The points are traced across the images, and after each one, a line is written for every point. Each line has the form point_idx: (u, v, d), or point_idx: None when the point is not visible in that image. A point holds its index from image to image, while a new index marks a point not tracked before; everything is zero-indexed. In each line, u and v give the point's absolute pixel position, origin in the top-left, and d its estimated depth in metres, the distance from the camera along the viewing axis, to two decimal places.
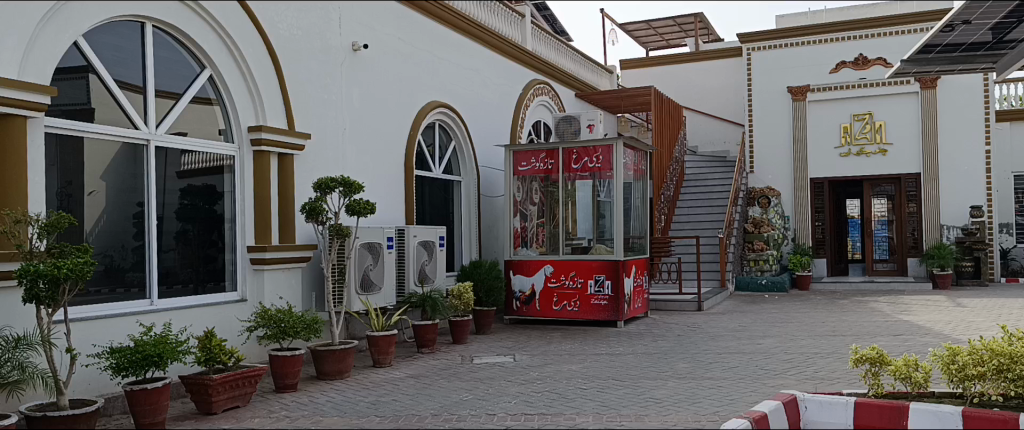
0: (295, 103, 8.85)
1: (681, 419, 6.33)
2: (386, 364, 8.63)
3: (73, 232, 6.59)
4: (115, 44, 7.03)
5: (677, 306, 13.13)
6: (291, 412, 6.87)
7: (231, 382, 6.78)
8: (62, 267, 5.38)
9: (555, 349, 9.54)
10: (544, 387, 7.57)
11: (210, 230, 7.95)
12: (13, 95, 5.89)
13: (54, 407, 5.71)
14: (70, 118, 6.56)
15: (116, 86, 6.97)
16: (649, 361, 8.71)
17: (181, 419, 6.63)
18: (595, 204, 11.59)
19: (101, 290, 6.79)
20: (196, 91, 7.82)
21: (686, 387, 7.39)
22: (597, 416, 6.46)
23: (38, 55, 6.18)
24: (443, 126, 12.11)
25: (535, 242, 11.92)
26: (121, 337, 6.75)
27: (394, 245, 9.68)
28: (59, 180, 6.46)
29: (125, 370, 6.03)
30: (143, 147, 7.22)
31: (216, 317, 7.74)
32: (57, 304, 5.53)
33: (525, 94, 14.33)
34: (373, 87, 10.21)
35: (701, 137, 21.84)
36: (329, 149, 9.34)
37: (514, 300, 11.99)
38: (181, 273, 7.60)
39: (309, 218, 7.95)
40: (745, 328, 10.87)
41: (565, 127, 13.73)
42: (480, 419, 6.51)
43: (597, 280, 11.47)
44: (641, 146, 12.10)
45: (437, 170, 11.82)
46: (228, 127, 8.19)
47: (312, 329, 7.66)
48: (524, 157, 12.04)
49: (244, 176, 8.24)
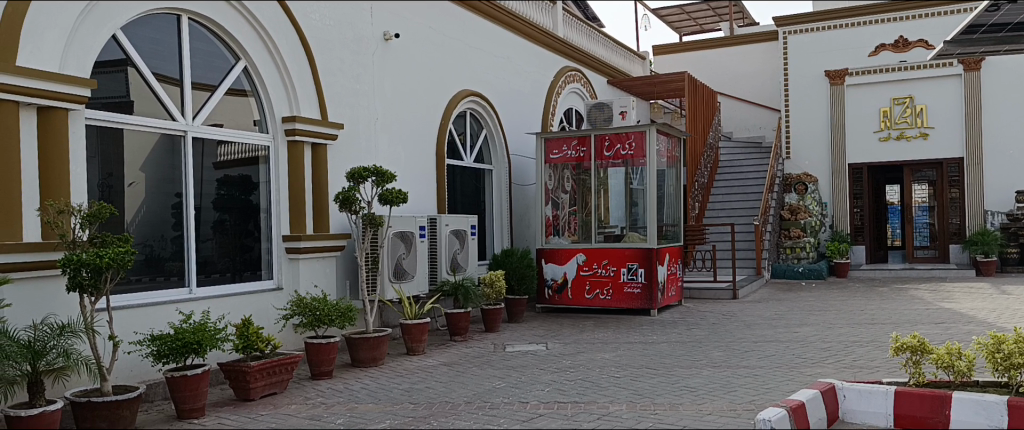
0: (328, 93, 8.91)
1: (716, 407, 6.28)
2: (419, 352, 8.68)
3: (114, 222, 6.73)
4: (153, 37, 7.15)
5: (711, 295, 13.01)
6: (327, 398, 6.96)
7: (268, 369, 6.89)
8: (103, 257, 5.48)
9: (588, 338, 9.51)
10: (577, 375, 7.56)
11: (246, 220, 8.06)
12: (78, 92, 6.18)
13: (97, 393, 5.85)
14: (109, 110, 6.67)
15: (154, 79, 7.09)
16: (683, 349, 8.64)
17: (220, 406, 6.75)
18: (628, 192, 11.50)
19: (142, 278, 6.93)
20: (231, 83, 7.92)
21: (721, 376, 7.32)
22: (631, 405, 6.45)
23: (78, 48, 6.30)
24: (475, 114, 12.10)
25: (568, 230, 11.89)
26: (161, 325, 6.89)
27: (426, 234, 9.72)
28: (100, 172, 6.59)
29: (166, 357, 6.17)
30: (180, 138, 7.34)
31: (253, 305, 7.87)
32: (100, 292, 5.65)
33: (556, 81, 14.26)
34: (404, 77, 10.22)
35: (736, 123, 21.55)
36: (362, 139, 9.41)
37: (546, 289, 11.95)
38: (219, 262, 7.73)
39: (343, 208, 8.00)
40: (781, 317, 10.72)
41: (597, 114, 13.63)
42: (513, 407, 6.53)
43: (630, 268, 11.39)
44: (674, 132, 11.98)
45: (468, 158, 11.83)
46: (263, 118, 8.29)
47: (347, 318, 7.74)
48: (556, 145, 11.98)
49: (279, 165, 8.33)
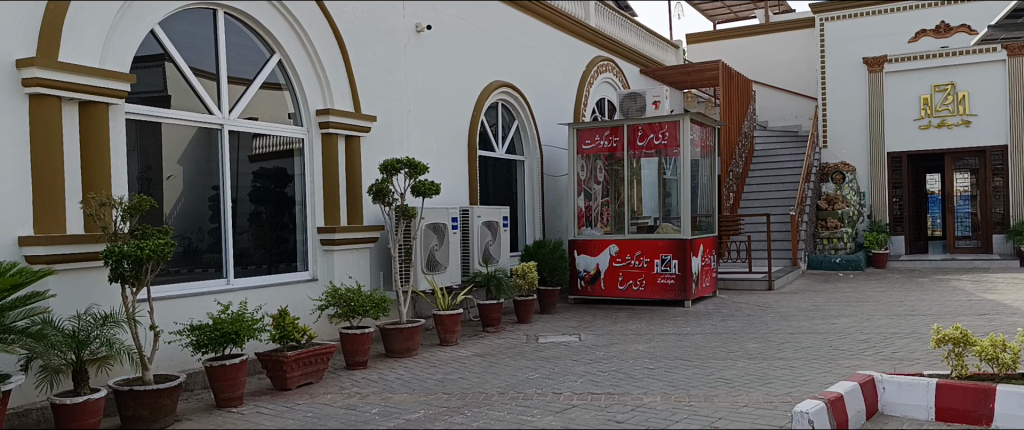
0: (362, 86, 8.98)
1: (752, 399, 6.23)
2: (452, 342, 8.73)
3: (153, 214, 6.84)
4: (190, 32, 7.26)
5: (746, 285, 12.88)
6: (362, 388, 7.04)
7: (304, 359, 6.98)
8: (144, 248, 5.59)
9: (621, 329, 9.47)
10: (610, 366, 7.54)
11: (282, 212, 8.16)
12: (118, 87, 6.30)
13: (139, 382, 5.98)
14: (147, 104, 6.78)
15: (190, 72, 7.19)
16: (718, 341, 8.56)
17: (258, 395, 6.86)
18: (661, 182, 11.43)
19: (181, 269, 7.05)
20: (266, 77, 8.01)
21: (757, 368, 7.24)
22: (665, 396, 6.42)
23: (118, 43, 6.42)
24: (507, 106, 12.08)
25: (600, 221, 11.85)
26: (200, 315, 7.01)
27: (458, 226, 9.75)
28: (139, 165, 6.71)
29: (205, 346, 6.28)
30: (217, 131, 7.45)
31: (289, 296, 7.98)
32: (141, 282, 5.76)
33: (589, 71, 14.19)
34: (436, 69, 10.25)
35: (772, 112, 21.26)
36: (395, 131, 9.46)
37: (579, 280, 11.92)
38: (256, 254, 7.84)
39: (376, 200, 8.06)
40: (818, 308, 10.57)
41: (630, 104, 13.56)
42: (546, 397, 6.54)
43: (663, 260, 11.32)
44: (709, 121, 11.85)
45: (501, 150, 11.83)
46: (297, 111, 8.38)
47: (381, 308, 7.81)
48: (588, 135, 11.92)
49: (313, 158, 8.42)
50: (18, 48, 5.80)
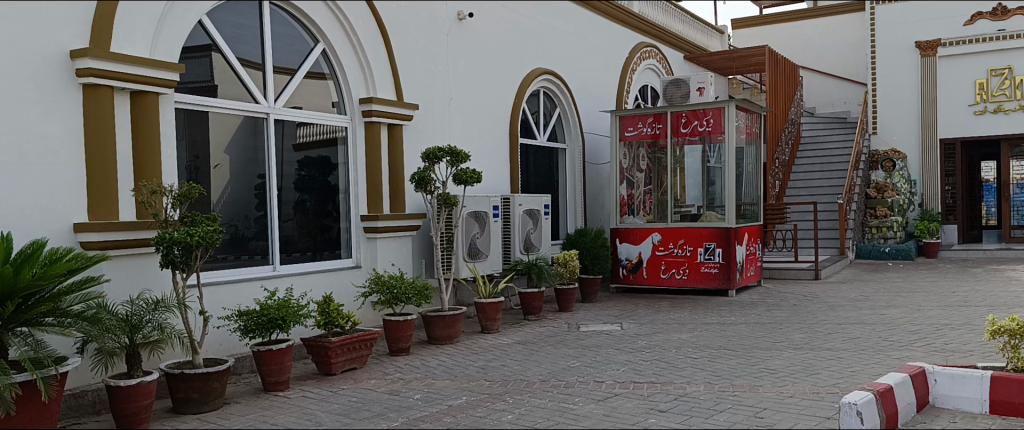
0: (404, 75, 9.03)
1: (798, 390, 6.14)
2: (494, 330, 8.76)
3: (202, 202, 6.98)
4: (236, 22, 7.37)
5: (792, 274, 12.70)
6: (405, 374, 7.11)
7: (348, 345, 7.09)
8: (194, 235, 5.70)
9: (664, 319, 9.40)
10: (653, 355, 7.49)
11: (326, 201, 8.26)
12: (166, 76, 6.42)
13: (190, 365, 6.12)
14: (195, 94, 6.91)
15: (238, 62, 7.31)
16: (763, 331, 8.44)
17: (303, 379, 6.98)
18: (705, 171, 11.29)
19: (228, 256, 7.19)
20: (311, 66, 8.09)
21: (803, 358, 7.13)
22: (709, 386, 6.35)
23: (167, 34, 6.55)
24: (549, 93, 12.03)
25: (642, 209, 11.78)
26: (247, 301, 7.15)
27: (499, 214, 9.76)
28: (187, 154, 6.84)
29: (253, 332, 6.40)
30: (263, 120, 7.57)
31: (334, 283, 8.10)
32: (190, 269, 5.89)
33: (632, 57, 14.04)
34: (479, 57, 10.26)
35: (819, 98, 20.83)
36: (437, 119, 9.51)
37: (620, 268, 11.85)
38: (300, 241, 7.94)
39: (418, 188, 8.09)
40: (866, 298, 10.36)
41: (673, 91, 13.37)
42: (588, 386, 6.53)
43: (707, 248, 11.20)
44: (755, 108, 11.67)
45: (542, 137, 11.79)
46: (341, 100, 8.45)
47: (423, 296, 7.87)
48: (631, 122, 11.81)
49: (357, 147, 8.50)
50: (73, 39, 5.95)
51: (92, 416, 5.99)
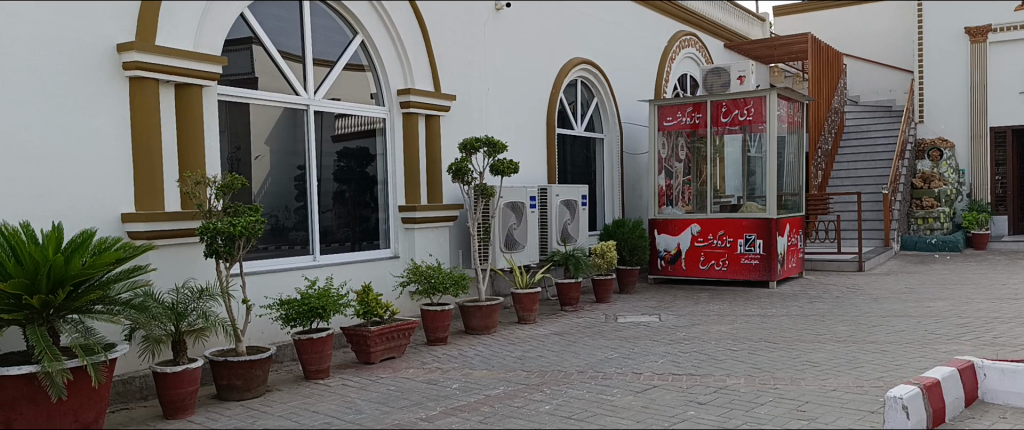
0: (441, 65, 9.05)
1: (841, 383, 6.05)
2: (530, 321, 8.77)
3: (243, 193, 7.09)
4: (277, 14, 7.46)
5: (835, 266, 12.49)
6: (443, 364, 7.16)
7: (387, 334, 7.16)
8: (236, 225, 5.78)
9: (703, 310, 9.32)
10: (692, 347, 7.43)
11: (364, 192, 8.34)
12: (210, 69, 6.52)
13: (233, 353, 6.24)
14: (237, 86, 7.02)
15: (278, 55, 7.40)
16: (805, 323, 8.32)
17: (343, 368, 7.07)
18: (745, 160, 11.12)
19: (269, 247, 7.30)
20: (349, 58, 8.15)
21: (846, 351, 7.01)
22: (750, 379, 6.29)
23: (210, 27, 6.65)
24: (586, 83, 11.95)
25: (681, 200, 11.67)
26: (288, 290, 7.27)
27: (536, 205, 9.76)
28: (229, 145, 6.96)
29: (294, 320, 6.49)
30: (303, 112, 7.65)
31: (372, 272, 8.19)
32: (234, 258, 5.99)
33: (671, 45, 13.90)
34: (515, 46, 10.23)
35: (863, 86, 20.38)
36: (475, 109, 9.53)
37: (659, 260, 11.77)
38: (339, 232, 8.02)
39: (456, 179, 8.11)
40: (911, 290, 10.15)
41: (713, 80, 13.21)
42: (627, 377, 6.50)
43: (747, 239, 11.06)
44: (797, 97, 11.48)
45: (579, 127, 11.74)
46: (379, 91, 8.51)
47: (460, 286, 7.91)
48: (670, 112, 11.70)
49: (394, 138, 8.54)
50: (119, 33, 6.08)
51: (140, 401, 6.17)
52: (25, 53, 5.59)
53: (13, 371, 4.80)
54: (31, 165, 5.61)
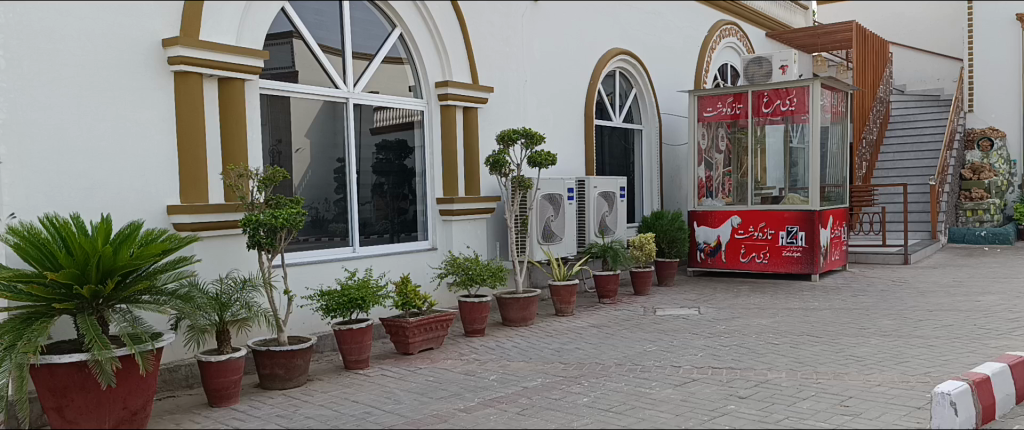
0: (479, 58, 9.05)
1: (886, 378, 5.93)
2: (568, 313, 8.76)
3: (285, 185, 7.18)
4: (317, 8, 7.54)
5: (880, 259, 12.27)
6: (480, 355, 7.19)
7: (426, 326, 7.22)
8: (278, 217, 5.86)
9: (743, 303, 9.21)
10: (733, 341, 7.35)
11: (403, 184, 8.39)
12: (251, 63, 6.61)
13: (275, 343, 6.33)
14: (278, 80, 7.11)
15: (318, 48, 7.48)
16: (849, 317, 8.17)
17: (383, 358, 7.14)
18: (788, 151, 10.94)
19: (310, 238, 7.38)
20: (388, 51, 8.20)
21: (892, 346, 6.87)
22: (792, 373, 6.20)
23: (251, 22, 6.74)
24: (625, 74, 11.85)
25: (721, 192, 11.52)
26: (329, 281, 7.37)
27: (574, 196, 9.75)
28: (270, 138, 7.05)
29: (334, 311, 6.56)
30: (342, 105, 7.72)
31: (410, 264, 8.25)
32: (275, 250, 6.07)
33: (711, 35, 13.70)
34: (553, 37, 10.19)
35: (909, 74, 19.89)
36: (512, 102, 9.53)
37: (698, 252, 11.67)
38: (378, 224, 8.09)
39: (493, 171, 8.11)
40: (960, 284, 9.90)
41: (755, 70, 13.01)
42: (665, 370, 6.46)
43: (790, 231, 10.87)
44: (841, 86, 11.26)
45: (618, 118, 11.66)
46: (417, 84, 8.54)
47: (498, 277, 7.93)
48: (710, 102, 11.56)
49: (432, 130, 8.57)
50: (163, 29, 6.19)
51: (186, 389, 6.32)
52: (74, 49, 5.71)
53: (64, 359, 4.92)
54: (81, 159, 5.74)
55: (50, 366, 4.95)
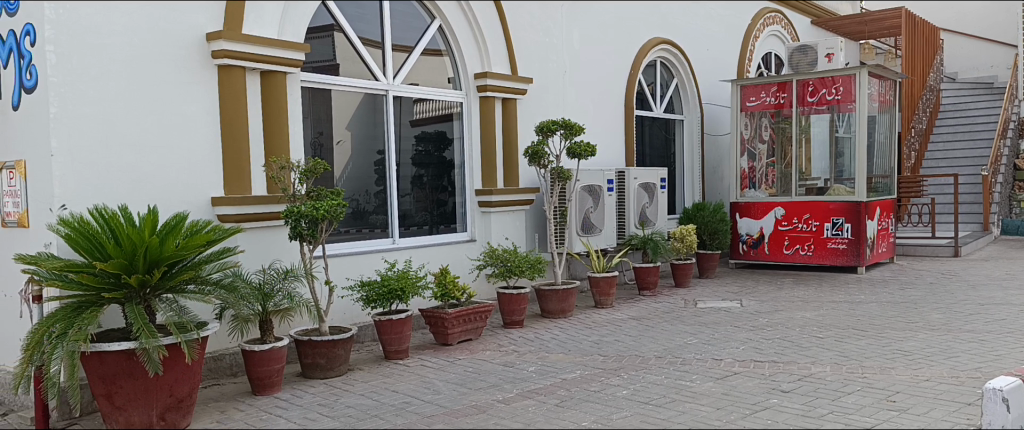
0: (519, 49, 9.03)
1: (935, 373, 5.78)
2: (607, 305, 8.71)
3: (326, 177, 7.24)
4: (357, 1, 7.58)
5: (929, 252, 11.99)
6: (518, 346, 7.19)
7: (465, 316, 7.23)
8: (320, 209, 5.91)
9: (786, 296, 9.06)
10: (776, 334, 7.23)
11: (441, 176, 8.41)
12: (292, 56, 6.67)
13: (316, 333, 6.40)
14: (319, 73, 7.16)
15: (359, 41, 7.51)
16: (896, 310, 7.99)
17: (422, 349, 7.18)
18: (833, 141, 10.73)
19: (350, 230, 7.44)
20: (427, 43, 8.22)
21: (941, 340, 6.70)
22: (836, 367, 6.08)
23: (293, 15, 6.80)
24: (665, 63, 11.71)
25: (764, 183, 11.35)
26: (369, 272, 7.43)
27: (614, 188, 9.68)
28: (312, 131, 7.12)
29: (374, 302, 6.60)
30: (382, 97, 7.75)
31: (449, 255, 8.28)
32: (317, 241, 6.12)
33: (755, 23, 13.47)
34: (593, 27, 10.11)
35: (960, 62, 19.31)
36: (551, 93, 9.49)
37: (741, 244, 11.52)
38: (417, 216, 8.13)
39: (532, 162, 8.09)
40: (1013, 277, 9.60)
41: (800, 58, 12.78)
42: (706, 363, 6.38)
43: (835, 223, 10.69)
44: (889, 75, 10.99)
45: (658, 109, 11.53)
46: (456, 75, 8.55)
47: (536, 269, 7.91)
48: (753, 92, 11.38)
49: (471, 122, 8.57)
50: (207, 23, 6.28)
51: (230, 377, 6.43)
52: (121, 44, 5.81)
53: (113, 347, 5.01)
54: (128, 151, 5.84)
55: (100, 353, 5.04)
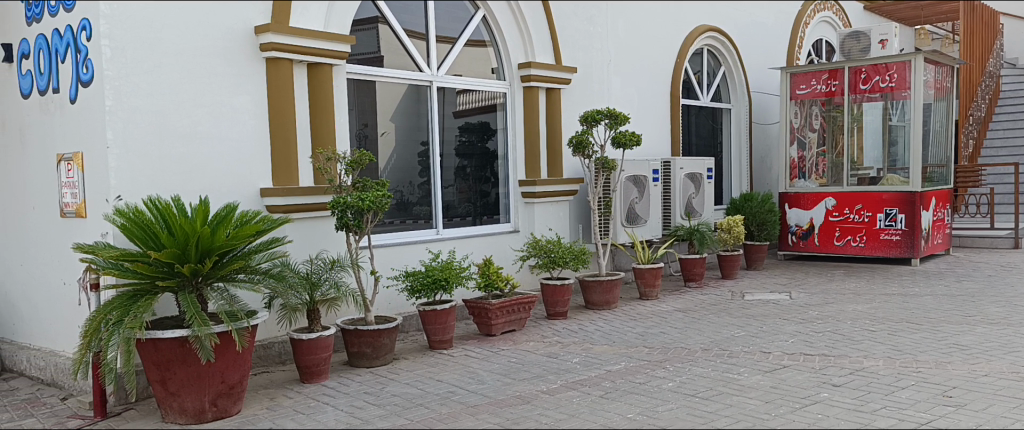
0: (563, 39, 8.99)
1: (994, 369, 5.60)
2: (652, 297, 8.63)
3: (371, 168, 7.31)
4: None
5: (987, 243, 11.63)
6: (563, 338, 7.17)
7: (508, 308, 7.23)
8: (366, 200, 5.97)
9: (837, 288, 8.88)
10: (826, 327, 7.09)
11: (485, 167, 8.42)
12: (338, 48, 6.73)
13: (362, 322, 6.47)
14: (364, 65, 7.22)
15: (403, 32, 7.56)
16: (952, 303, 7.76)
17: (466, 339, 7.21)
18: (886, 129, 10.51)
19: (395, 221, 7.50)
20: (471, 33, 8.22)
21: (1000, 335, 6.49)
22: (889, 361, 5.93)
23: (339, 8, 6.87)
24: (712, 51, 11.54)
25: (814, 173, 11.12)
26: (414, 262, 7.48)
27: (660, 178, 9.58)
28: (357, 122, 7.18)
29: (419, 292, 6.64)
30: (426, 88, 7.77)
31: (492, 246, 8.29)
32: (362, 231, 6.17)
33: (806, 9, 13.19)
34: (639, 15, 10.01)
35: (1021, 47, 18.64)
36: (597, 82, 9.43)
37: (790, 235, 11.31)
38: (461, 207, 8.15)
39: (576, 152, 8.05)
40: None
41: (852, 45, 12.47)
42: (754, 356, 6.28)
43: (887, 214, 10.41)
44: (946, 61, 10.69)
45: (705, 97, 11.38)
46: (500, 66, 8.54)
47: (581, 260, 7.87)
48: (803, 80, 11.13)
49: (515, 112, 8.56)
50: (256, 17, 6.38)
51: (279, 365, 6.54)
52: (173, 38, 5.93)
53: (167, 334, 5.12)
54: (180, 143, 5.97)
55: (154, 340, 5.16)
